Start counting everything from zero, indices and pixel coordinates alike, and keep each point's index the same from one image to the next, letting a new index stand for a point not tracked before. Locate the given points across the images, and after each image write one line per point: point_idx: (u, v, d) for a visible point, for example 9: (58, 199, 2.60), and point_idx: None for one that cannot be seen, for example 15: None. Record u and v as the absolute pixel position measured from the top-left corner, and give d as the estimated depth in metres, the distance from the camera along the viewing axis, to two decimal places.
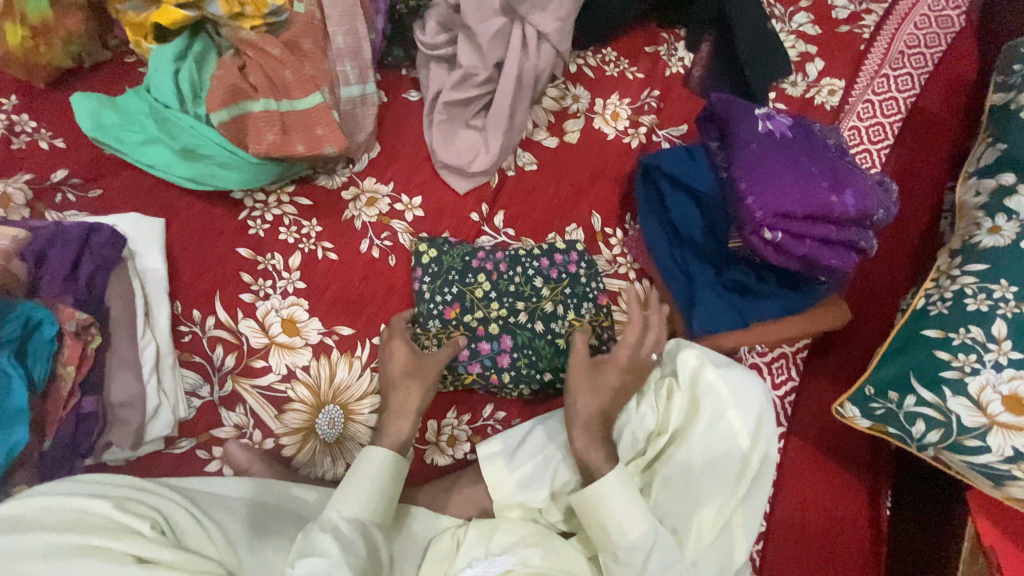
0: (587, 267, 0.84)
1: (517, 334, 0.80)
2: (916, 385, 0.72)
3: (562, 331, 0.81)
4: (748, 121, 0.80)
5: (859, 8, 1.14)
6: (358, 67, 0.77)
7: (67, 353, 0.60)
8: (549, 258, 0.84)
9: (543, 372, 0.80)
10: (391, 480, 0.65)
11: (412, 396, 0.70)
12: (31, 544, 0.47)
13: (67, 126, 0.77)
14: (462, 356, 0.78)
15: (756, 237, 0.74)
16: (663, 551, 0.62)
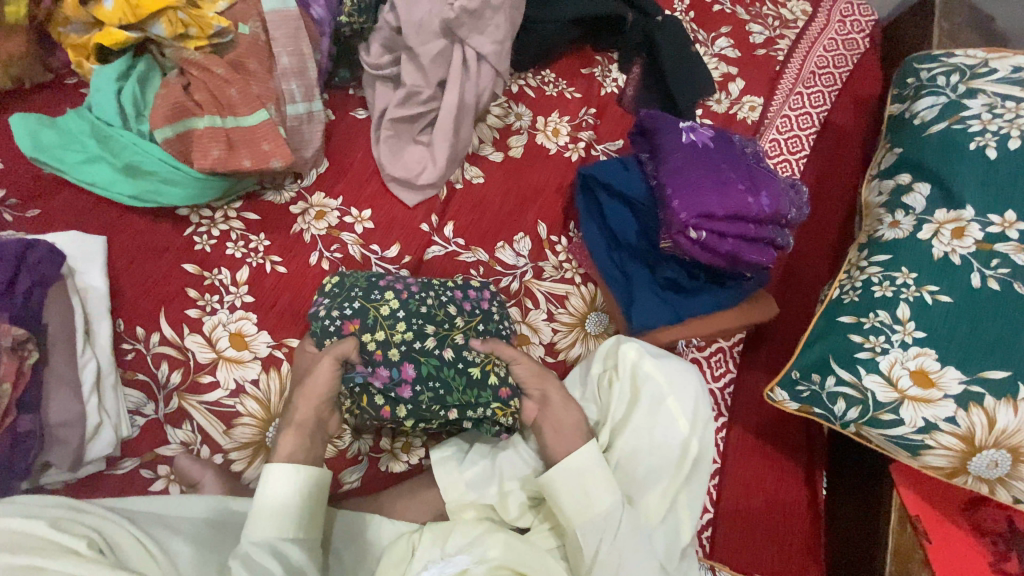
0: (499, 306, 0.83)
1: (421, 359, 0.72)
2: (835, 367, 0.78)
3: (474, 361, 0.74)
4: (674, 132, 0.87)
5: (773, 34, 1.26)
6: (304, 85, 0.79)
7: (2, 370, 0.58)
8: (464, 291, 0.81)
9: (448, 408, 0.73)
10: (296, 498, 0.62)
11: (303, 408, 0.67)
12: None
13: (4, 146, 0.77)
14: (359, 369, 0.71)
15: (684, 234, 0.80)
16: (628, 530, 0.67)
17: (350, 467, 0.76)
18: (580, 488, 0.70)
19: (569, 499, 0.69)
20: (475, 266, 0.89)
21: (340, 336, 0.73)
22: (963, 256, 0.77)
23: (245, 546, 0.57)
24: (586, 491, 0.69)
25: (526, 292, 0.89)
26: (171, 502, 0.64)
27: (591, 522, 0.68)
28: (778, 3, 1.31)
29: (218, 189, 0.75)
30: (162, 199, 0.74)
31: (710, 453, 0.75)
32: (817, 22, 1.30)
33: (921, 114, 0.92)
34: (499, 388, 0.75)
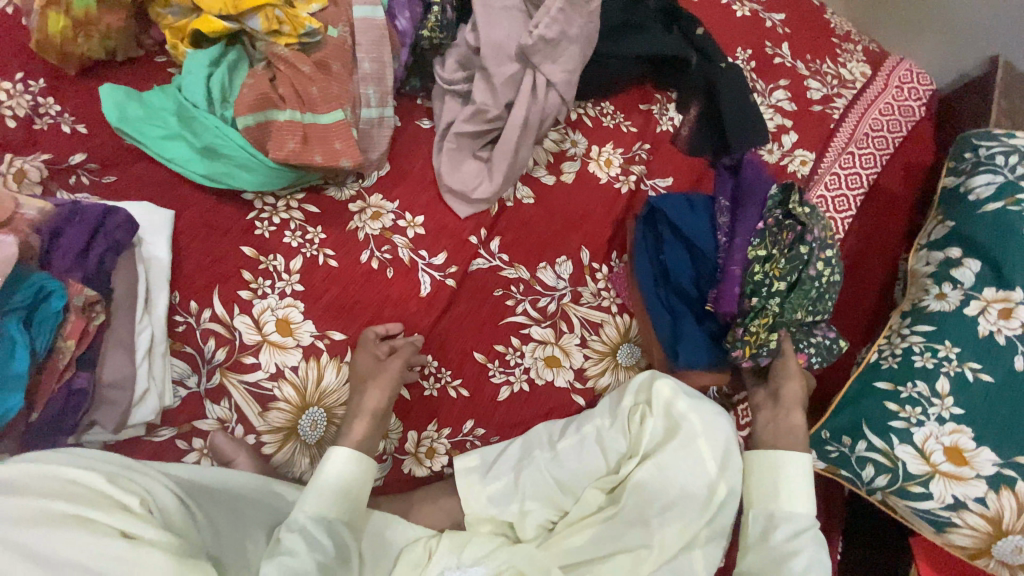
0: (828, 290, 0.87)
1: (802, 279, 0.84)
2: (868, 432, 0.78)
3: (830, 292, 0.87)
4: (761, 198, 0.90)
5: (830, 92, 1.27)
6: (380, 91, 0.82)
7: (69, 327, 0.61)
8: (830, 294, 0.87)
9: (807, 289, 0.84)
10: (358, 480, 0.67)
11: (371, 396, 0.74)
12: (25, 505, 0.47)
13: (90, 113, 0.80)
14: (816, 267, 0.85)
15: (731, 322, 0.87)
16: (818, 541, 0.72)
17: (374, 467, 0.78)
18: (772, 484, 0.76)
19: (758, 486, 0.77)
20: (516, 283, 0.90)
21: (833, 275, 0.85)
22: (1008, 337, 0.78)
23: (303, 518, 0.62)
24: (780, 479, 0.76)
25: (561, 315, 0.90)
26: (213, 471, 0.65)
27: (767, 510, 0.75)
28: (838, 62, 1.32)
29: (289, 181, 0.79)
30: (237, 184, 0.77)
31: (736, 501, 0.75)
32: (875, 85, 1.31)
33: (977, 189, 0.92)
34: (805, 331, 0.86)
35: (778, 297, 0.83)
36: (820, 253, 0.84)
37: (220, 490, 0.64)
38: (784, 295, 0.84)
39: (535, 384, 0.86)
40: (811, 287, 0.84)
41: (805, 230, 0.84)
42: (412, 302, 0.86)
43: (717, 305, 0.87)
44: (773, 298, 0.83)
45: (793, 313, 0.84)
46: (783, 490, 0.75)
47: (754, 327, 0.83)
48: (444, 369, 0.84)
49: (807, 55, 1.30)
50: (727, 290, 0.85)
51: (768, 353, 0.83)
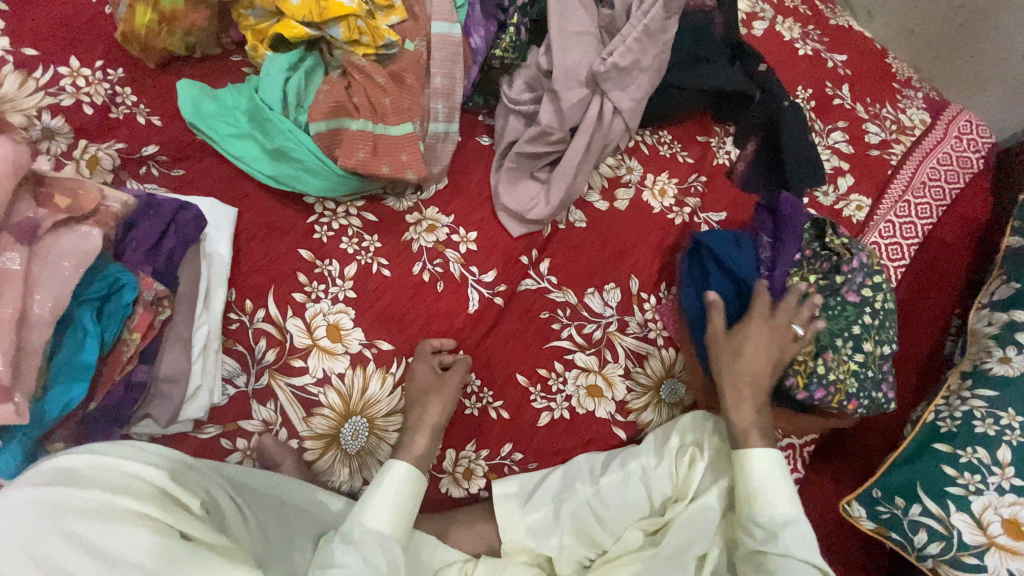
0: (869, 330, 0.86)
1: (832, 306, 0.86)
2: (922, 495, 0.75)
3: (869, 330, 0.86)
4: (800, 227, 0.91)
5: (889, 137, 1.25)
6: (448, 107, 0.83)
7: (136, 320, 0.61)
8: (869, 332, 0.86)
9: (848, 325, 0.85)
10: (412, 497, 0.67)
11: (432, 411, 0.75)
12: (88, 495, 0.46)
13: (165, 105, 0.80)
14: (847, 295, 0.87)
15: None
16: (802, 541, 0.66)
17: None
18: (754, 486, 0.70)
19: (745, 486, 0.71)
20: (563, 306, 0.89)
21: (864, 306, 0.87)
22: None
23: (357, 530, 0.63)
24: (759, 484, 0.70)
25: (607, 343, 0.89)
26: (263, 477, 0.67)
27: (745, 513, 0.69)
28: (898, 107, 1.30)
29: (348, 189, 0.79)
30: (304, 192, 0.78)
31: None
32: (934, 134, 1.29)
33: None
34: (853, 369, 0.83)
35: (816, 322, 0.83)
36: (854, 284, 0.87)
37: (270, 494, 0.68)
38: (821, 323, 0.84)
39: (575, 412, 0.85)
40: (853, 318, 0.86)
41: (839, 261, 0.88)
42: (459, 318, 0.85)
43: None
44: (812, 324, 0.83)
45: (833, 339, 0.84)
46: (762, 490, 0.70)
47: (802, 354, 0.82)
48: (486, 389, 0.83)
49: (867, 98, 1.29)
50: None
51: (821, 382, 0.81)
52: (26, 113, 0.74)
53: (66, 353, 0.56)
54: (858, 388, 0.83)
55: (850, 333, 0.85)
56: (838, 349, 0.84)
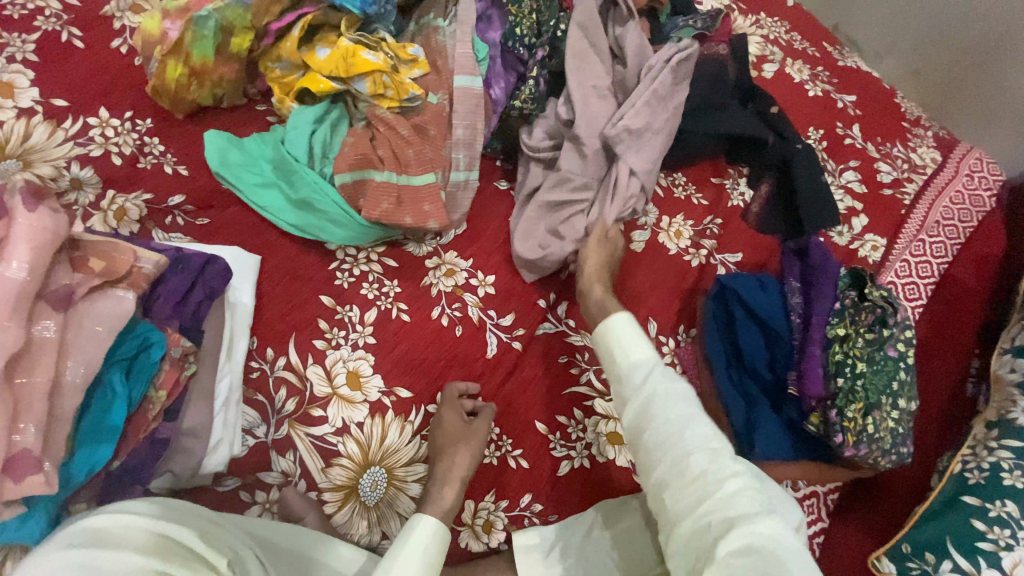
0: (904, 383, 0.82)
1: (877, 360, 0.80)
2: (953, 551, 0.74)
3: (904, 384, 0.82)
4: (833, 275, 0.86)
5: (901, 176, 1.26)
6: (469, 156, 0.84)
7: (163, 378, 0.61)
8: (904, 388, 0.82)
9: (889, 382, 0.80)
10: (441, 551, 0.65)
11: (460, 462, 0.74)
12: (117, 556, 0.45)
13: (192, 155, 0.82)
14: (890, 351, 0.81)
15: (816, 405, 0.79)
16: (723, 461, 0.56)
17: None
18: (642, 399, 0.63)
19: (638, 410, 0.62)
20: (581, 351, 0.89)
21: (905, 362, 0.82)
22: None
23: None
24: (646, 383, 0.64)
25: None
26: (288, 532, 0.67)
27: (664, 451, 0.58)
28: (909, 146, 1.31)
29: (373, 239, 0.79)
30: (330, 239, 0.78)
31: None
32: (945, 172, 1.30)
33: None
34: (888, 428, 0.79)
35: (862, 378, 0.78)
36: (900, 336, 0.81)
37: (292, 549, 0.67)
38: (867, 377, 0.78)
39: (596, 461, 0.84)
40: (891, 372, 0.81)
41: (887, 313, 0.82)
42: (478, 364, 0.85)
43: (800, 386, 0.80)
44: (858, 380, 0.77)
45: (879, 396, 0.78)
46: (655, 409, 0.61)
47: (851, 412, 0.76)
48: (504, 438, 0.82)
49: (877, 138, 1.30)
50: (810, 370, 0.79)
51: (869, 441, 0.76)
52: (55, 163, 0.76)
53: (94, 416, 0.55)
54: (892, 445, 0.79)
55: (889, 388, 0.80)
56: (882, 406, 0.78)
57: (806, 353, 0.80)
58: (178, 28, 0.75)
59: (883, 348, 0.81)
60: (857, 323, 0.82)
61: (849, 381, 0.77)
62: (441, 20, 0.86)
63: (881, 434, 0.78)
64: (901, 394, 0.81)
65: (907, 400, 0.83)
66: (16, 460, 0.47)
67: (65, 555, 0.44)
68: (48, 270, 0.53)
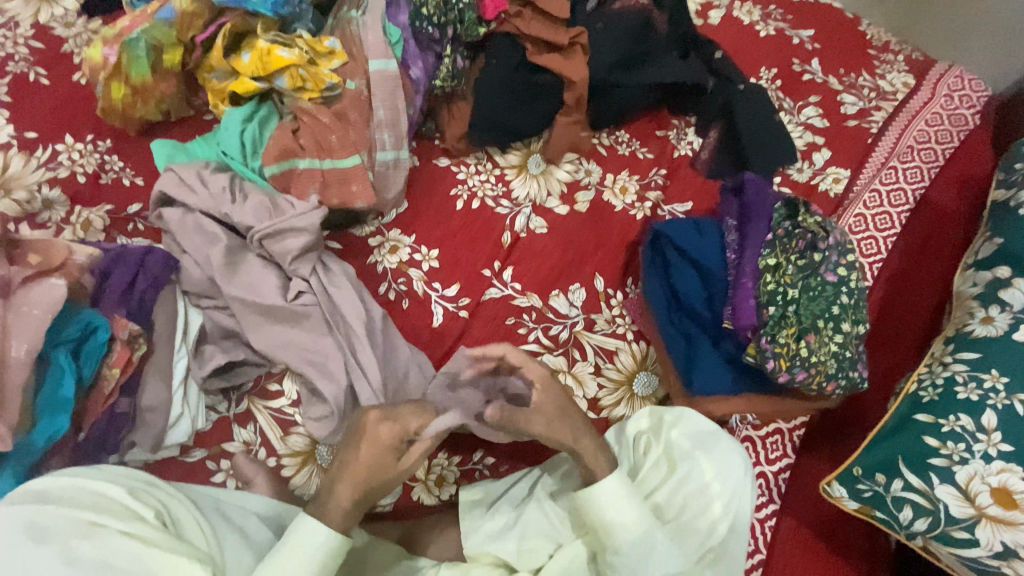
0: (852, 307, 0.80)
1: (815, 286, 0.79)
2: (904, 470, 0.72)
3: (848, 308, 0.79)
4: (766, 209, 0.85)
5: (868, 105, 1.21)
6: (394, 135, 0.89)
7: (114, 357, 0.69)
8: (850, 312, 0.80)
9: (830, 308, 0.78)
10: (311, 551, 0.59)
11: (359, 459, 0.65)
12: (49, 515, 0.52)
13: (148, 167, 0.90)
14: (828, 275, 0.79)
15: (751, 336, 0.80)
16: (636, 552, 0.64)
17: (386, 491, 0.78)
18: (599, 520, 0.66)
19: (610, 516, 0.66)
20: (528, 311, 0.90)
21: (845, 286, 0.80)
22: None
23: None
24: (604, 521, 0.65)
25: (574, 343, 0.89)
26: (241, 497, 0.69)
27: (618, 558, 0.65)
28: (876, 75, 1.26)
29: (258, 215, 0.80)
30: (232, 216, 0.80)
31: (741, 531, 0.69)
32: (919, 97, 1.23)
33: None
34: (835, 355, 0.78)
35: (794, 305, 0.78)
36: (838, 260, 0.80)
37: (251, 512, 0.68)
38: (801, 303, 0.78)
39: None
40: (831, 297, 0.79)
41: (817, 237, 0.80)
42: (425, 334, 0.88)
43: (734, 319, 0.81)
44: (790, 306, 0.77)
45: (818, 321, 0.78)
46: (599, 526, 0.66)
47: (783, 337, 0.76)
48: None
49: (840, 70, 1.26)
50: (741, 302, 0.80)
51: (804, 366, 0.76)
52: (29, 188, 0.85)
53: (48, 390, 0.65)
54: (836, 369, 0.77)
55: (828, 313, 0.78)
56: (820, 330, 0.77)
57: (738, 286, 0.81)
58: (116, 52, 0.84)
59: (826, 273, 0.79)
60: (789, 251, 0.81)
61: (779, 306, 0.77)
62: (355, 11, 0.92)
63: (824, 361, 0.77)
64: (848, 318, 0.79)
65: (856, 324, 0.81)
66: None
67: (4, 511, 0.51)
68: None
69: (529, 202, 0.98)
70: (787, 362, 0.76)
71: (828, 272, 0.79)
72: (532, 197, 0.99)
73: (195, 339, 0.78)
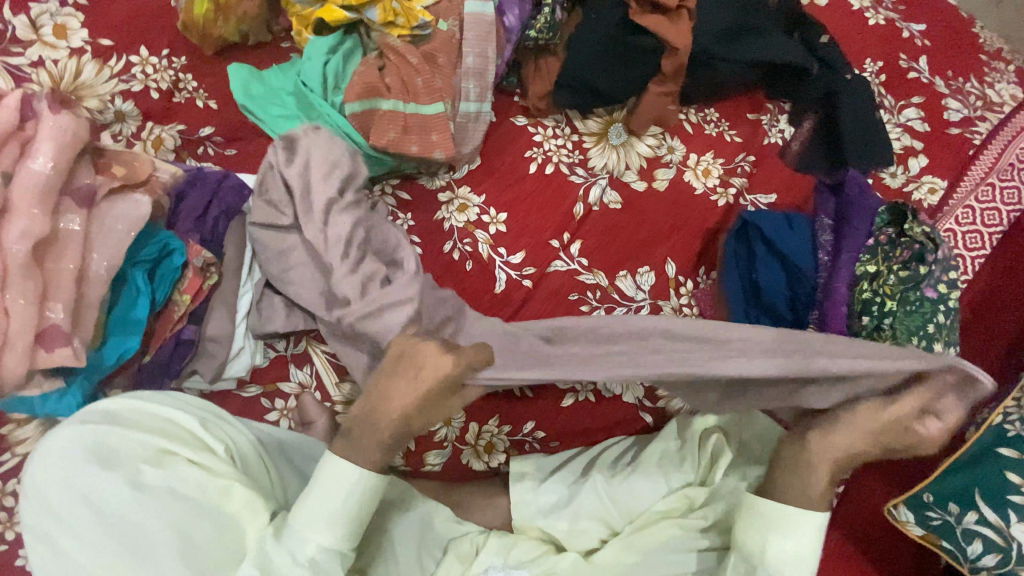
0: (948, 326, 0.75)
1: (912, 299, 0.74)
2: (980, 504, 0.69)
3: (944, 328, 0.74)
4: (869, 211, 0.80)
5: (973, 113, 1.12)
6: (480, 86, 0.84)
7: (187, 283, 0.68)
8: (946, 334, 0.75)
9: (924, 325, 0.73)
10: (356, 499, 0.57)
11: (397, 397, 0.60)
12: (121, 438, 0.54)
13: (222, 91, 0.87)
14: (928, 291, 0.74)
15: None
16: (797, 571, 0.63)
17: (435, 451, 0.74)
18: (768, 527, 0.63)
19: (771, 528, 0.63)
20: (593, 289, 0.87)
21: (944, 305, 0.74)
22: None
23: (312, 549, 0.55)
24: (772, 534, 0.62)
25: None
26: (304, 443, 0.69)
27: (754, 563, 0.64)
28: (985, 82, 1.16)
29: (336, 182, 0.71)
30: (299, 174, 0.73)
31: None
32: None
33: None
34: None
35: (890, 317, 0.74)
36: (942, 276, 0.74)
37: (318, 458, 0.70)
38: (896, 316, 0.74)
39: (602, 396, 0.76)
40: (928, 314, 0.74)
41: (925, 250, 0.74)
42: (486, 299, 0.85)
43: (819, 325, 0.78)
44: (886, 318, 0.74)
45: (913, 338, 0.73)
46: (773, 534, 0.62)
47: None
48: None
49: (948, 72, 1.16)
50: (833, 308, 0.77)
51: None
52: (101, 97, 0.81)
53: (123, 308, 0.64)
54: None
55: (923, 330, 0.73)
56: (912, 348, 0.73)
57: (830, 290, 0.77)
58: None
59: (926, 288, 0.74)
60: (887, 259, 0.76)
61: (875, 316, 0.74)
62: None
63: None
64: (943, 339, 0.74)
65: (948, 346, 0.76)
66: (48, 333, 0.56)
67: (78, 430, 0.54)
68: (71, 171, 0.61)
69: (605, 174, 0.93)
70: None
71: (929, 288, 0.74)
72: (609, 169, 0.94)
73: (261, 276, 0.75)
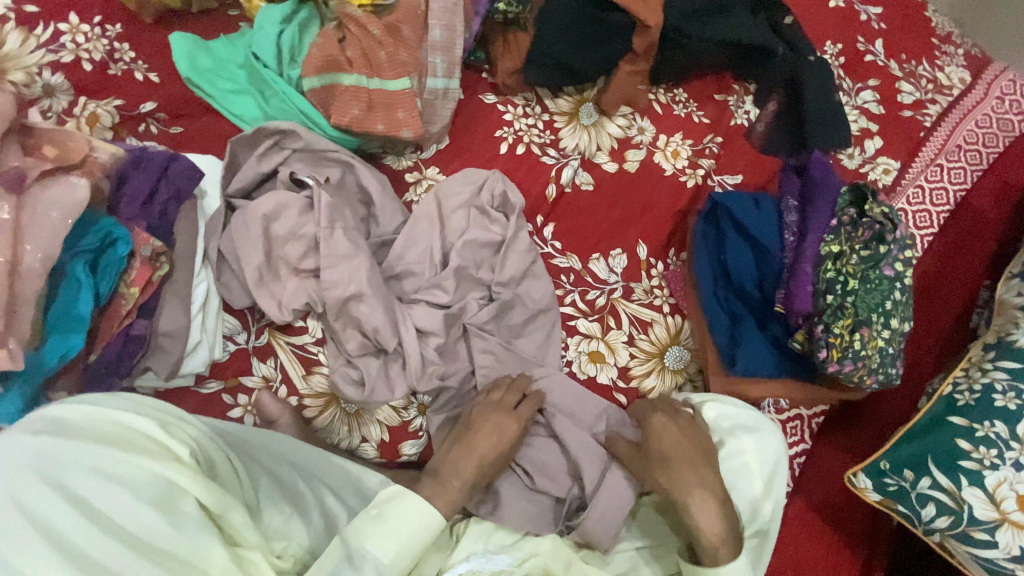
0: (902, 300, 0.78)
1: (873, 278, 0.77)
2: (934, 469, 0.73)
3: (899, 304, 0.78)
4: (832, 194, 0.83)
5: (924, 96, 1.16)
6: (448, 60, 0.82)
7: (134, 275, 0.64)
8: (900, 310, 0.78)
9: (881, 301, 0.77)
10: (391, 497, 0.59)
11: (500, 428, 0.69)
12: (75, 445, 0.47)
13: (164, 63, 0.79)
14: (886, 269, 0.77)
15: (802, 322, 0.80)
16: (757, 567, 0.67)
17: (410, 441, 0.74)
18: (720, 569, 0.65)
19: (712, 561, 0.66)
20: (567, 272, 0.86)
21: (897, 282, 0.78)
22: None
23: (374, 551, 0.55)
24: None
25: (610, 310, 0.85)
26: (283, 445, 0.62)
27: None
28: (935, 65, 1.20)
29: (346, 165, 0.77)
30: (377, 216, 0.78)
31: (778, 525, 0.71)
32: (973, 95, 1.17)
33: None
34: (884, 350, 0.77)
35: (853, 296, 0.76)
36: (900, 255, 0.77)
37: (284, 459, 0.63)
38: (860, 294, 0.76)
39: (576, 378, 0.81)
40: (886, 291, 0.77)
41: (886, 229, 0.76)
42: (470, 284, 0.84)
43: (787, 303, 0.81)
44: (849, 296, 0.76)
45: (873, 313, 0.76)
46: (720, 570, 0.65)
47: (838, 328, 0.76)
48: None
49: (902, 55, 1.19)
50: (798, 288, 0.80)
51: (855, 357, 0.75)
52: (27, 70, 0.73)
53: (61, 304, 0.60)
54: (879, 364, 0.76)
55: (882, 307, 0.77)
56: (873, 323, 0.76)
57: (796, 271, 0.80)
58: None
59: (885, 266, 0.77)
60: (850, 240, 0.79)
61: (841, 297, 0.76)
62: None
63: (873, 357, 0.76)
64: (896, 312, 0.78)
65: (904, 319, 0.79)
66: None
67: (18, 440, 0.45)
68: None
69: (577, 155, 0.92)
70: (837, 354, 0.76)
71: (887, 266, 0.77)
72: (581, 149, 0.92)
73: (218, 261, 0.71)
